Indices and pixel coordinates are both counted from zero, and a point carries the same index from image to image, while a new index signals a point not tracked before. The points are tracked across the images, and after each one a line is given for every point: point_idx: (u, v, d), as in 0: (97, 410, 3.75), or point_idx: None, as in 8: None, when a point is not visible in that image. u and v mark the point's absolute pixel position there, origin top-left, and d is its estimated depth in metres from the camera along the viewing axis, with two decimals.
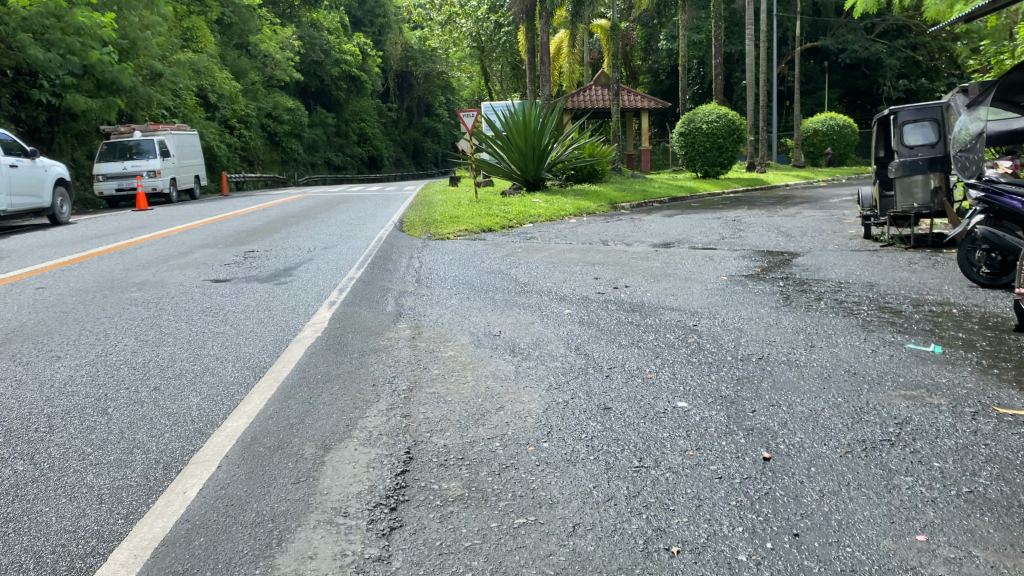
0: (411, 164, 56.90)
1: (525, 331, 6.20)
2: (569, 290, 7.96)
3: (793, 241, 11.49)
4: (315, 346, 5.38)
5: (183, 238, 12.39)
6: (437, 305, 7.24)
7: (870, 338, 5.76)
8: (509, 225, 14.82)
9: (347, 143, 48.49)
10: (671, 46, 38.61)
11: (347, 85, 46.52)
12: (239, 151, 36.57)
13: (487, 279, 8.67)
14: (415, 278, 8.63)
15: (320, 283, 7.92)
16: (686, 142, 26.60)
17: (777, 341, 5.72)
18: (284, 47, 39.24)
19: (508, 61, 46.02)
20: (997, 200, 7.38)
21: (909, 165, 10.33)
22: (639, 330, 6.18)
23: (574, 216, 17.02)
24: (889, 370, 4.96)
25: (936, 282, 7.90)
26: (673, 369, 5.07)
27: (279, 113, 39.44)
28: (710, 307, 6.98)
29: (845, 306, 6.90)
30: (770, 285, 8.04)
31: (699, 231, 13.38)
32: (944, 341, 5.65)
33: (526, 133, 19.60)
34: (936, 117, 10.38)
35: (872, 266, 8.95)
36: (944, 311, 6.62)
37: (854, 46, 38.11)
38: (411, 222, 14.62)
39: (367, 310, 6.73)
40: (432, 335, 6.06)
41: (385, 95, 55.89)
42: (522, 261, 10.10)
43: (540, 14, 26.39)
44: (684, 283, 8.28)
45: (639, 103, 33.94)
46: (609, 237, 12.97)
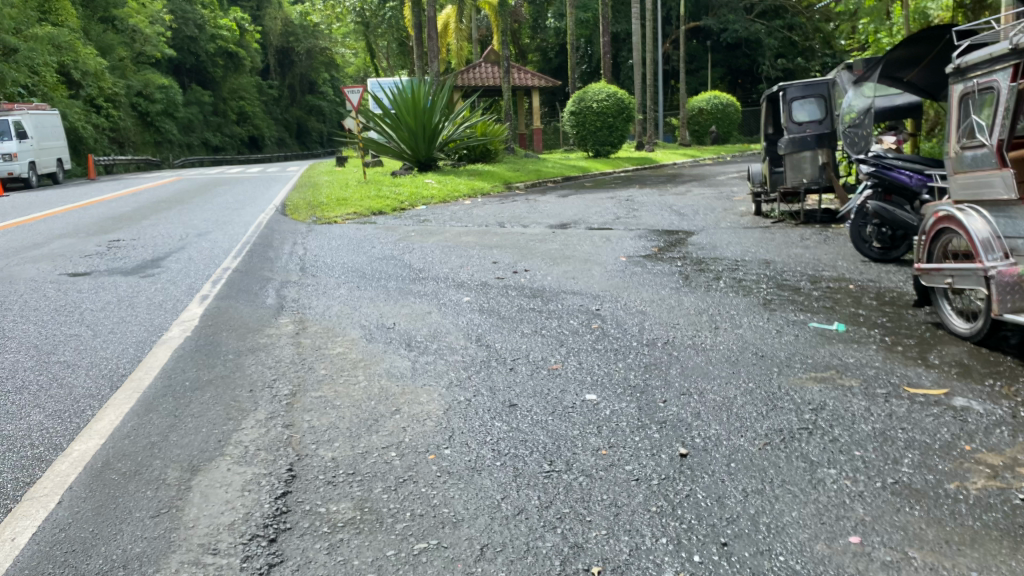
0: (295, 144, 55.11)
1: (420, 322, 5.80)
2: (466, 276, 7.59)
3: (686, 219, 11.49)
4: (184, 347, 4.82)
5: (39, 226, 11.27)
6: (323, 296, 6.74)
7: (774, 318, 5.66)
8: (401, 208, 14.30)
9: (226, 123, 46.37)
10: (558, 25, 38.60)
11: (224, 62, 44.29)
12: (107, 132, 34.25)
13: (378, 265, 8.19)
14: (300, 266, 8.06)
15: (192, 275, 7.25)
16: (577, 121, 26.56)
17: (681, 324, 5.53)
18: (154, 21, 36.91)
19: (394, 37, 44.91)
20: (887, 173, 7.57)
21: (798, 142, 10.39)
22: (540, 316, 5.89)
23: (468, 197, 16.63)
24: (796, 352, 4.83)
25: (830, 258, 7.96)
26: (578, 358, 4.79)
27: (150, 92, 37.14)
28: (610, 289, 6.76)
29: (745, 285, 6.81)
30: (668, 264, 7.91)
31: (593, 210, 13.24)
32: (846, 318, 5.62)
33: (415, 110, 19.00)
34: (822, 93, 10.48)
35: (766, 243, 8.98)
36: (840, 287, 6.63)
37: (734, 27, 39.15)
38: (296, 206, 13.85)
39: (243, 304, 6.16)
40: (319, 330, 5.59)
41: (266, 73, 53.71)
42: (416, 246, 9.65)
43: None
44: (583, 264, 8.05)
45: (529, 82, 33.79)
46: (503, 218, 12.66)
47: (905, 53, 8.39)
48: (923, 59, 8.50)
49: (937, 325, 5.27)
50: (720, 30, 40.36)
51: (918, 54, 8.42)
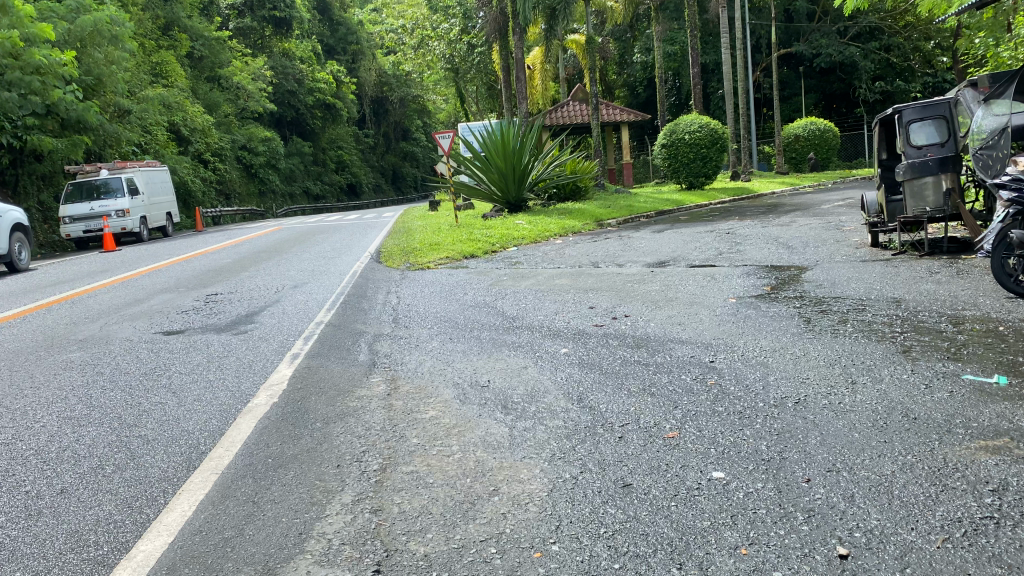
0: (389, 190, 56.42)
1: (517, 380, 5.36)
2: (563, 324, 7.14)
3: (796, 253, 10.73)
4: (269, 417, 4.54)
5: (142, 282, 11.49)
6: (416, 350, 6.39)
7: (918, 369, 4.96)
8: (492, 250, 14.04)
9: (324, 171, 47.81)
10: (646, 59, 38.24)
11: (322, 113, 45.82)
12: (214, 185, 35.60)
13: (472, 313, 7.85)
14: (392, 317, 7.79)
15: (282, 330, 7.05)
16: (669, 153, 25.94)
17: (813, 379, 4.89)
18: (257, 77, 38.39)
19: (484, 81, 45.61)
20: None
21: (919, 167, 9.57)
22: (648, 371, 5.35)
23: (560, 236, 16.23)
24: (955, 413, 4.14)
25: (970, 294, 7.12)
26: (699, 422, 4.27)
27: (254, 144, 38.52)
28: (724, 336, 6.19)
29: (878, 329, 6.11)
30: (785, 305, 7.25)
31: (693, 246, 12.59)
32: (1007, 369, 4.87)
33: (505, 152, 18.87)
34: (943, 114, 9.58)
35: (892, 278, 8.19)
36: (989, 329, 5.87)
37: (829, 50, 37.80)
38: (388, 252, 13.75)
39: (334, 362, 5.89)
40: (413, 390, 5.25)
41: (361, 121, 55.31)
42: (510, 291, 9.28)
43: (513, 30, 25.61)
44: (690, 308, 7.47)
45: (619, 117, 33.43)
46: (599, 257, 12.20)
47: None
48: None
49: None
50: (815, 54, 39.09)
51: None
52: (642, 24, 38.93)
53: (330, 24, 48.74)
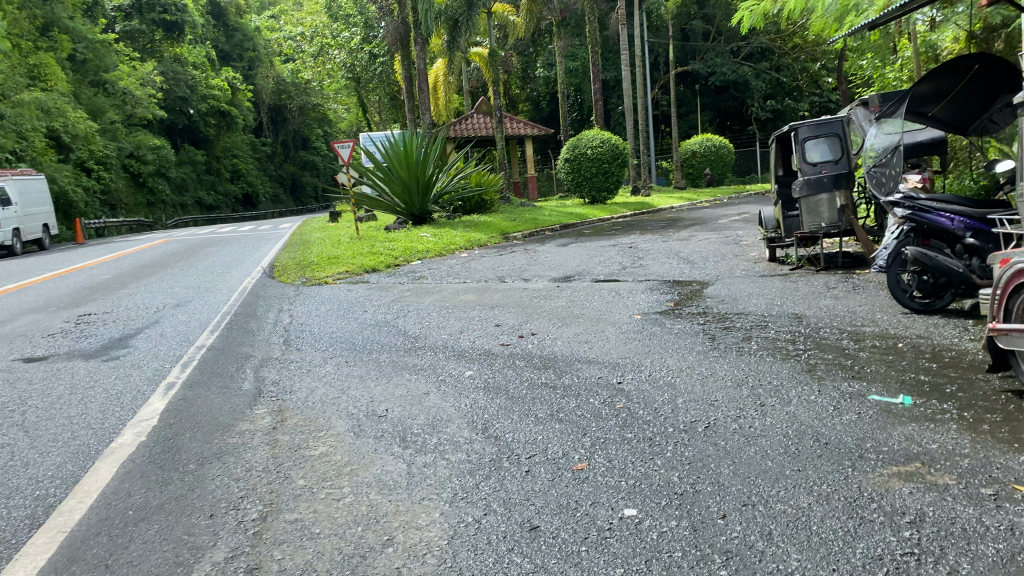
0: (288, 200, 55.03)
1: (417, 408, 5.01)
2: (466, 343, 6.84)
3: (698, 268, 10.78)
4: (135, 461, 4.06)
5: (7, 300, 10.56)
6: (308, 376, 5.96)
7: (825, 390, 4.89)
8: (394, 264, 13.63)
9: (219, 181, 46.14)
10: (548, 73, 38.54)
11: (217, 121, 43.53)
12: (98, 195, 33.71)
13: (370, 334, 7.44)
14: (283, 339, 7.31)
15: (159, 356, 6.48)
16: (572, 167, 26.07)
17: (721, 402, 4.74)
18: (146, 83, 36.57)
19: (386, 91, 45.11)
20: (924, 216, 6.93)
21: (814, 184, 9.73)
22: (555, 396, 5.09)
23: (464, 249, 15.94)
24: (865, 437, 4.06)
25: (867, 309, 7.21)
26: (607, 452, 4.05)
27: (142, 153, 36.64)
28: (630, 355, 6.01)
29: (782, 346, 6.07)
30: (690, 322, 7.16)
31: (598, 261, 12.51)
32: (910, 387, 4.86)
33: (407, 163, 18.48)
34: (837, 133, 9.77)
35: (791, 293, 8.27)
36: (890, 346, 5.91)
37: (723, 69, 39.00)
38: (283, 267, 13.13)
39: (215, 393, 5.41)
40: (303, 424, 4.84)
41: (258, 129, 53.64)
42: (412, 309, 8.90)
43: (415, 40, 25.19)
44: (596, 325, 7.29)
45: (522, 130, 33.49)
46: (504, 272, 11.97)
47: (930, 87, 7.85)
48: (946, 93, 7.97)
49: (1020, 394, 4.52)
50: (710, 73, 40.28)
51: (943, 88, 7.88)
52: (545, 39, 39.20)
53: (224, 29, 47.03)
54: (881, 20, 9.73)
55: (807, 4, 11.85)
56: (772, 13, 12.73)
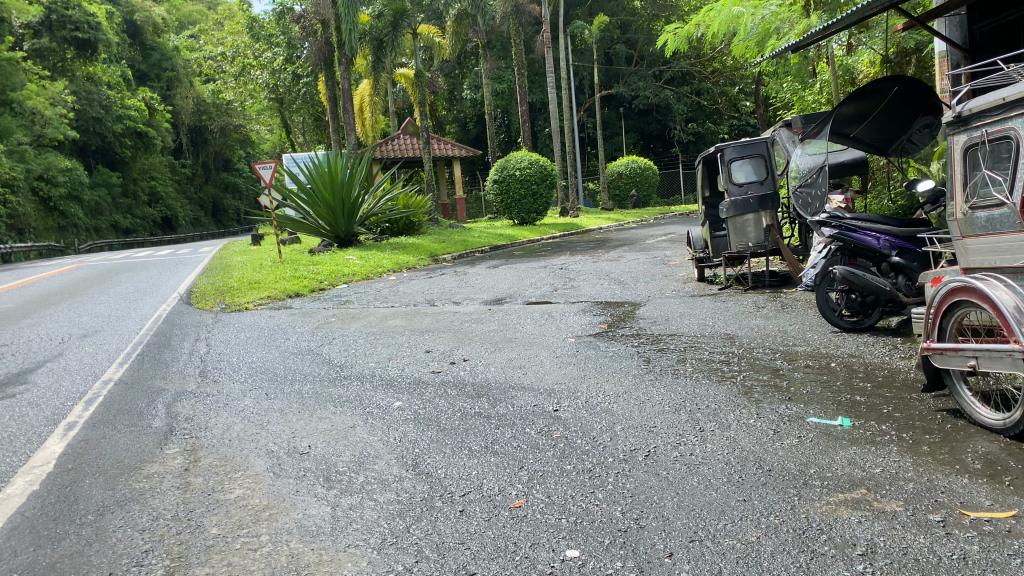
0: (210, 223, 53.58)
1: (342, 444, 4.71)
2: (395, 371, 6.56)
3: (629, 288, 10.73)
4: (23, 514, 3.66)
5: None
6: (224, 411, 5.58)
7: (763, 413, 4.78)
8: (319, 288, 13.22)
9: (136, 204, 44.58)
10: (475, 95, 38.59)
11: (133, 141, 42.78)
12: (4, 218, 32.02)
13: (293, 363, 7.08)
14: (200, 370, 6.89)
15: (60, 393, 5.99)
16: (500, 189, 26.00)
17: (660, 428, 4.58)
18: (56, 102, 35.06)
19: (310, 112, 44.48)
20: (851, 235, 7.02)
21: (741, 205, 9.78)
22: (489, 427, 4.84)
23: (392, 272, 15.60)
24: (808, 462, 3.96)
25: (798, 329, 7.22)
26: (546, 486, 3.84)
27: (53, 175, 34.96)
28: (564, 381, 5.84)
29: (717, 368, 5.99)
30: (623, 345, 7.03)
31: (529, 283, 12.36)
32: (847, 409, 4.80)
33: (332, 185, 18.07)
34: (761, 153, 9.84)
35: (722, 314, 8.25)
36: (823, 365, 5.88)
37: (646, 92, 39.74)
38: (202, 293, 12.57)
39: (121, 432, 5.00)
40: (218, 464, 4.49)
41: (178, 151, 52.12)
42: (337, 335, 8.54)
43: (339, 61, 24.85)
44: (529, 349, 7.10)
45: (450, 151, 33.35)
46: (433, 295, 11.70)
47: (851, 109, 8.02)
48: (867, 115, 8.18)
49: (955, 413, 4.52)
50: (633, 96, 40.98)
51: (864, 110, 8.10)
52: (471, 61, 39.30)
53: (142, 48, 45.63)
54: (803, 41, 9.93)
55: (729, 27, 12.04)
56: (696, 36, 12.91)
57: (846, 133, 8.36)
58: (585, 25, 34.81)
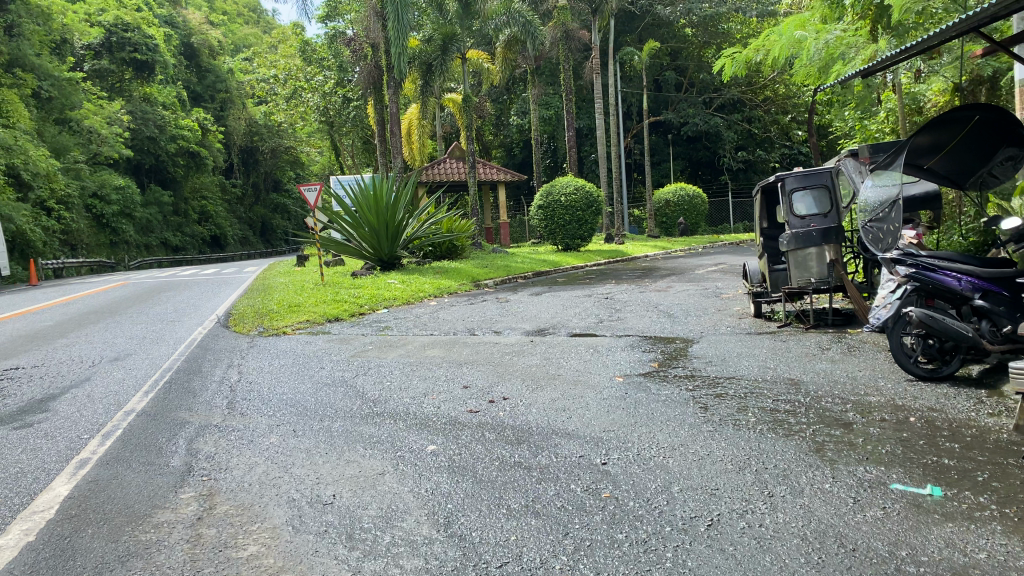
0: (258, 242, 54.34)
1: (369, 494, 4.29)
2: (431, 409, 6.14)
3: (679, 323, 10.20)
4: (11, 574, 3.39)
5: None
6: (248, 449, 5.22)
7: (839, 476, 4.26)
8: (359, 312, 12.96)
9: (186, 223, 45.23)
10: (522, 121, 38.43)
11: (186, 161, 43.18)
12: (58, 234, 32.54)
13: (324, 396, 6.72)
14: (228, 401, 6.56)
15: (80, 424, 5.72)
16: (545, 214, 25.65)
17: (724, 491, 4.11)
18: (112, 122, 35.64)
19: (359, 134, 44.85)
20: (929, 275, 6.41)
21: (802, 238, 9.28)
22: (531, 480, 4.40)
23: (434, 297, 15.27)
24: (899, 542, 3.43)
25: (868, 376, 6.63)
26: (593, 559, 3.39)
27: (106, 192, 35.51)
28: (613, 429, 5.36)
29: (780, 420, 5.48)
30: (676, 388, 6.53)
31: (573, 313, 11.90)
32: (934, 475, 4.24)
33: (378, 208, 17.88)
34: (825, 184, 9.36)
35: (783, 355, 7.68)
36: (903, 420, 5.31)
37: (695, 120, 39.16)
38: (240, 315, 12.36)
39: (135, 471, 4.69)
40: (235, 513, 4.12)
41: (229, 171, 52.95)
42: (373, 365, 8.18)
43: (387, 84, 24.79)
44: (573, 389, 6.64)
45: (495, 176, 33.16)
46: (474, 323, 11.32)
47: (927, 139, 7.48)
48: (944, 146, 7.63)
49: None
50: (682, 123, 40.46)
51: (941, 141, 7.55)
52: (519, 87, 39.23)
53: (197, 70, 46.44)
54: (872, 66, 9.38)
55: (791, 52, 11.55)
56: (754, 61, 12.41)
57: (921, 163, 7.84)
58: (635, 52, 34.47)
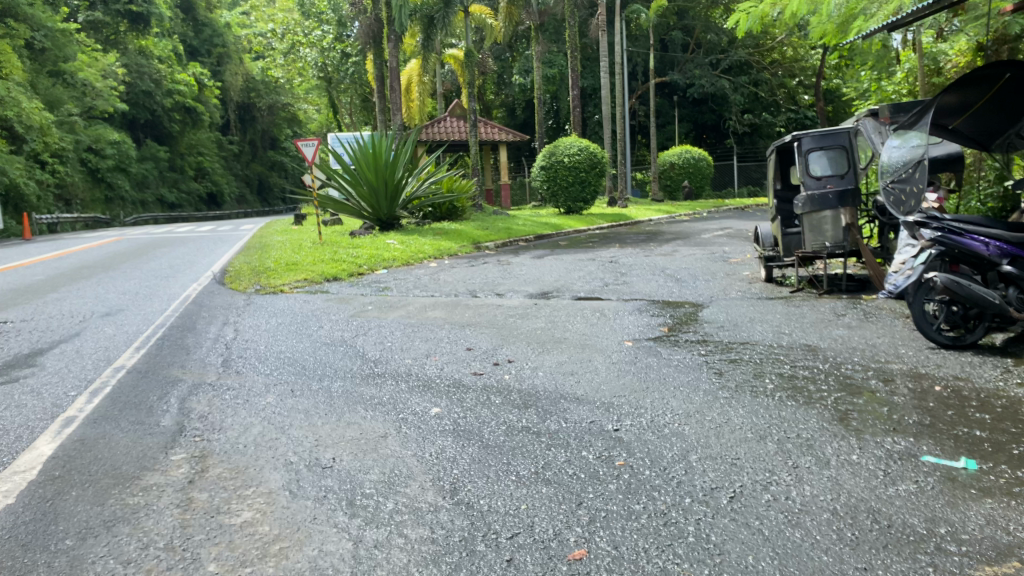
0: (255, 200, 53.88)
1: (370, 459, 4.07)
2: (433, 371, 5.93)
3: (688, 286, 9.96)
4: None
5: None
6: (243, 409, 4.99)
7: (866, 447, 4.04)
8: (358, 271, 12.70)
9: (183, 179, 44.74)
10: (524, 81, 37.75)
11: (181, 116, 42.60)
12: (53, 188, 32.11)
13: (322, 355, 6.49)
14: (222, 359, 6.33)
15: (68, 380, 5.50)
16: (548, 176, 25.25)
17: (745, 462, 3.89)
18: (107, 74, 34.98)
19: (358, 92, 44.21)
20: (955, 239, 6.18)
21: (818, 200, 9.02)
22: (540, 446, 4.17)
23: (434, 258, 15.02)
24: (935, 518, 3.21)
25: (888, 344, 6.41)
26: (609, 532, 3.17)
27: (101, 146, 35.03)
28: (624, 394, 5.13)
29: (798, 386, 5.27)
30: (688, 353, 6.30)
31: (577, 276, 11.65)
32: (968, 447, 4.01)
33: (377, 165, 17.51)
34: (843, 145, 9.05)
35: (797, 321, 7.45)
36: (927, 389, 5.11)
37: (701, 82, 38.52)
38: (237, 272, 12.10)
39: (123, 431, 4.48)
40: (228, 476, 3.89)
41: (226, 128, 52.27)
42: (373, 325, 7.96)
43: (388, 38, 24.23)
44: (580, 352, 6.42)
45: (496, 136, 32.67)
46: (476, 285, 11.05)
47: (954, 97, 7.13)
48: (969, 106, 7.33)
49: None
50: (687, 85, 39.80)
51: (968, 101, 7.23)
52: (522, 45, 38.52)
53: (194, 23, 45.59)
54: (899, 21, 8.98)
55: (808, 8, 11.14)
56: (771, 16, 11.94)
57: (944, 123, 7.52)
58: (641, 10, 33.72)
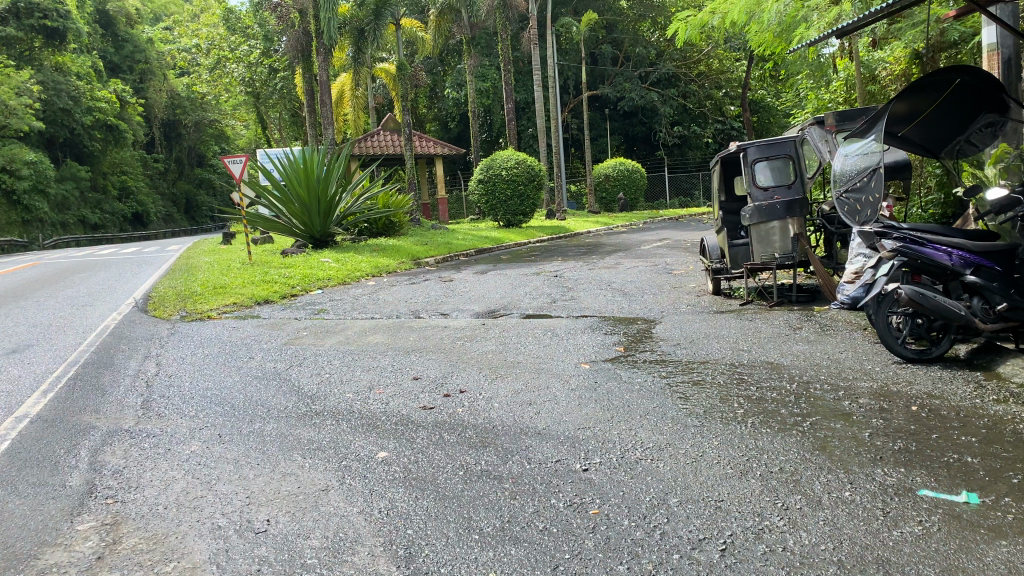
0: (183, 219, 52.17)
1: (311, 519, 3.57)
2: (377, 407, 5.42)
3: (638, 300, 9.69)
4: None
5: None
6: (165, 460, 4.42)
7: (858, 481, 3.72)
8: (291, 293, 12.07)
9: (105, 199, 42.92)
10: (456, 94, 37.39)
11: (103, 134, 40.85)
12: None
13: (252, 391, 5.92)
14: (143, 400, 5.72)
15: None
16: (485, 189, 24.86)
17: (732, 504, 3.52)
18: (21, 91, 33.26)
19: (287, 107, 43.23)
20: (917, 249, 5.93)
21: (765, 211, 8.80)
22: (505, 495, 3.72)
23: (372, 276, 14.43)
24: (951, 568, 2.89)
25: (853, 359, 6.17)
26: None
27: (16, 167, 33.20)
28: (589, 426, 4.73)
29: (770, 409, 4.96)
30: (647, 374, 5.98)
31: (522, 292, 11.27)
32: (964, 477, 3.72)
33: (308, 182, 16.85)
34: (789, 154, 8.85)
35: (755, 335, 7.20)
36: (902, 408, 4.86)
37: (632, 94, 38.80)
38: (159, 298, 11.31)
39: (21, 497, 3.89)
40: (145, 548, 3.35)
41: (150, 145, 50.46)
42: (312, 352, 7.44)
43: (317, 51, 23.61)
44: (536, 378, 6.02)
45: (431, 149, 32.19)
46: (417, 305, 10.56)
47: (904, 106, 6.95)
48: (918, 114, 7.19)
49: None
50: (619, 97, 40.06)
51: (916, 109, 7.10)
52: (454, 59, 38.21)
53: (113, 38, 43.79)
54: (841, 28, 8.88)
55: (746, 17, 11.06)
56: (709, 25, 11.86)
57: (893, 132, 7.36)
58: (573, 23, 33.75)
